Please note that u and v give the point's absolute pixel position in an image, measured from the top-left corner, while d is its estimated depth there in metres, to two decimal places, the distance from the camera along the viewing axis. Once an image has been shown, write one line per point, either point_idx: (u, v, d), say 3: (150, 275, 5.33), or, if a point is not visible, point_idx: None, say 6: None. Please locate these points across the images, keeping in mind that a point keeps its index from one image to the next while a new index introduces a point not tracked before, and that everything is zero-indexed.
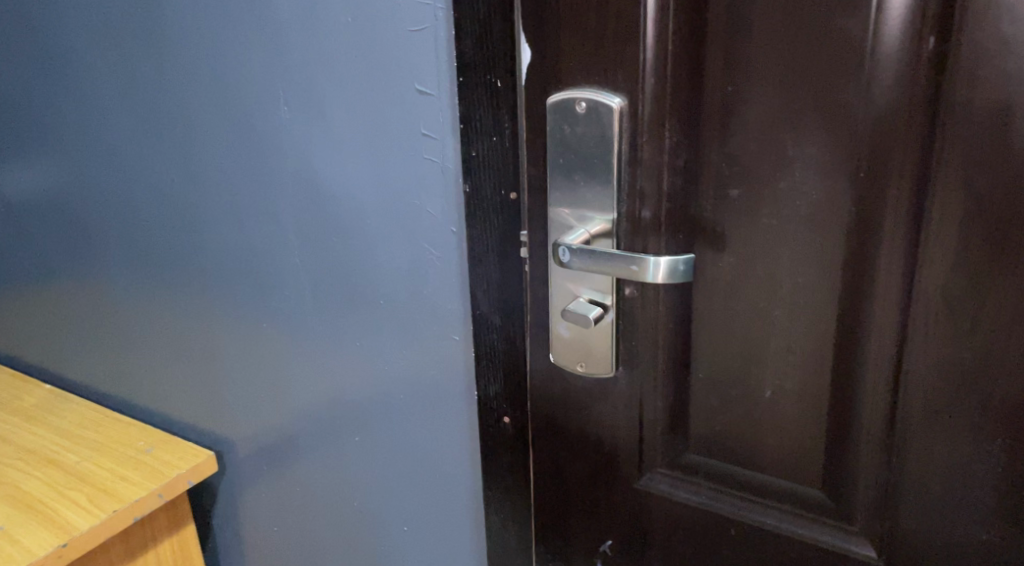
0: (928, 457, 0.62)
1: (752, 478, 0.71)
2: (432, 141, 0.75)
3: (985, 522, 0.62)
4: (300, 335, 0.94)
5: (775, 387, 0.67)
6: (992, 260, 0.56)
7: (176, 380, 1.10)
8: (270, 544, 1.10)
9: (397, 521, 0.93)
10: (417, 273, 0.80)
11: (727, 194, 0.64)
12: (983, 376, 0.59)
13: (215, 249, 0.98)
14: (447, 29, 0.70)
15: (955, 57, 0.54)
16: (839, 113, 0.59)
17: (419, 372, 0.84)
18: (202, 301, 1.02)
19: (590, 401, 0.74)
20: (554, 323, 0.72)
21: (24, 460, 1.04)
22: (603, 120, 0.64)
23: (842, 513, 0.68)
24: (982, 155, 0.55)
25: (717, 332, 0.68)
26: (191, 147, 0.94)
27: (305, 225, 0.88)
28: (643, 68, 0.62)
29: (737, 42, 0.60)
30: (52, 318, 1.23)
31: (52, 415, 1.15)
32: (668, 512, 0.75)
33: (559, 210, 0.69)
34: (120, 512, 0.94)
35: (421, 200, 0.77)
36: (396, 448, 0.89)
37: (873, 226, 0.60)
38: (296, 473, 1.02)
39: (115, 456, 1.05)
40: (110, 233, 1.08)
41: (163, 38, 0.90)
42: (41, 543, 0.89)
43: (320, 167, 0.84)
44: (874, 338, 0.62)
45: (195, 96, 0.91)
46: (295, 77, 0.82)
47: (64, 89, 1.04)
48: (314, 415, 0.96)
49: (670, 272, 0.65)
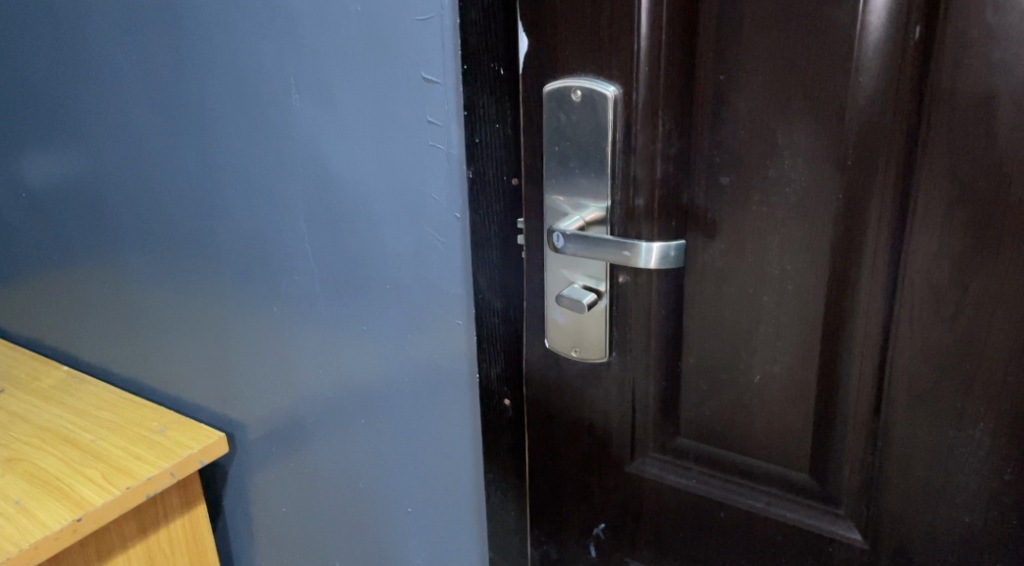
0: (913, 441, 0.63)
1: (742, 462, 0.72)
2: (437, 128, 0.76)
3: (968, 506, 0.63)
4: (308, 321, 0.96)
5: (765, 372, 0.68)
6: (976, 247, 0.57)
7: (189, 362, 1.13)
8: (279, 525, 1.12)
9: (401, 503, 0.95)
10: (422, 259, 0.82)
11: (718, 182, 0.65)
12: (966, 362, 0.60)
13: (228, 235, 1.00)
14: (452, 17, 0.71)
15: (940, 44, 0.55)
16: (829, 101, 0.59)
17: (424, 356, 0.86)
18: (214, 284, 1.04)
19: (584, 385, 0.76)
20: (550, 309, 0.74)
21: (42, 438, 1.07)
22: (598, 108, 0.65)
23: (830, 497, 0.69)
24: (965, 143, 0.56)
25: (707, 318, 0.69)
26: (203, 132, 0.96)
27: (314, 210, 0.89)
28: (637, 57, 0.63)
29: (729, 32, 0.61)
30: (71, 302, 1.26)
31: (69, 395, 1.19)
32: (660, 496, 0.76)
33: (555, 198, 0.70)
34: (133, 489, 0.97)
35: (426, 186, 0.79)
36: (400, 431, 0.91)
37: (861, 213, 0.61)
38: (303, 455, 1.04)
39: (129, 435, 1.08)
40: (125, 217, 1.11)
41: (177, 27, 0.93)
42: (57, 517, 0.92)
43: (328, 153, 0.86)
44: (861, 324, 0.63)
45: (210, 84, 0.93)
46: (304, 65, 0.83)
47: (82, 76, 1.06)
48: (322, 396, 0.98)
49: (662, 258, 0.66)
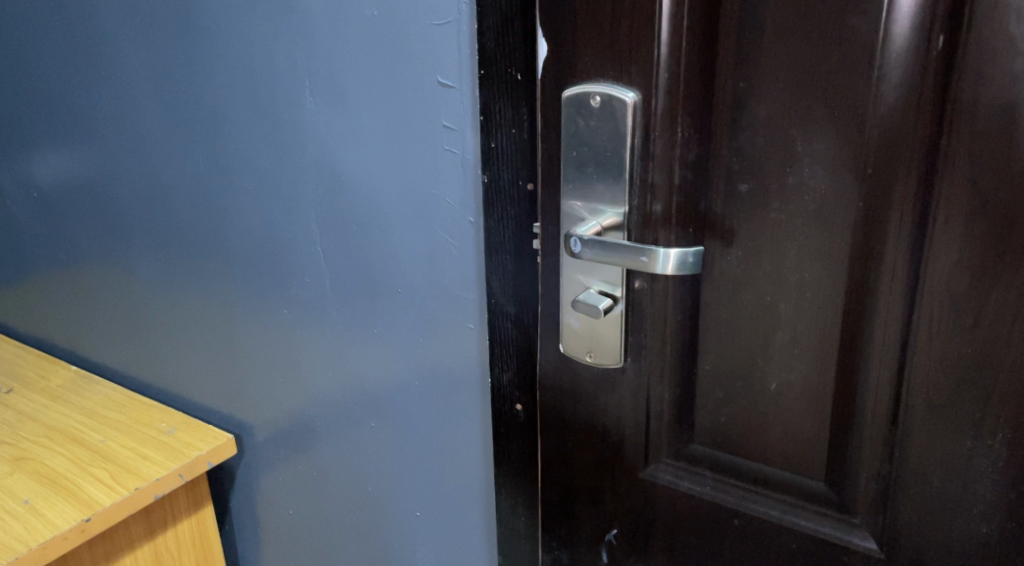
0: (930, 451, 0.63)
1: (756, 469, 0.72)
2: (453, 133, 0.76)
3: (985, 516, 0.63)
4: (320, 323, 0.96)
5: (781, 380, 0.68)
6: (997, 257, 0.57)
7: (197, 363, 1.13)
8: (287, 527, 1.12)
9: (409, 507, 0.95)
10: (434, 263, 0.82)
11: (736, 189, 0.65)
12: (984, 372, 0.60)
13: (239, 237, 1.00)
14: (469, 22, 0.71)
15: (962, 54, 0.55)
16: (849, 109, 0.59)
17: (436, 360, 0.86)
18: (224, 285, 1.05)
19: (597, 391, 0.76)
20: (565, 314, 0.74)
21: (51, 437, 1.07)
22: (617, 114, 0.65)
23: (845, 506, 0.69)
24: (987, 153, 0.56)
25: (723, 325, 0.69)
26: (215, 134, 0.97)
27: (327, 213, 0.90)
28: (656, 63, 0.63)
29: (750, 40, 0.61)
30: (80, 301, 1.26)
31: (76, 395, 1.19)
32: (673, 502, 0.76)
33: (572, 203, 0.70)
34: (141, 490, 0.97)
35: (439, 190, 0.79)
36: (409, 434, 0.91)
37: (881, 221, 0.61)
38: (312, 457, 1.04)
39: (138, 436, 1.08)
40: (136, 218, 1.11)
41: (192, 29, 0.93)
42: (65, 517, 0.92)
43: (341, 157, 0.86)
44: (879, 333, 0.63)
45: (223, 86, 0.93)
46: (319, 68, 0.84)
47: (96, 76, 1.07)
48: (331, 398, 0.98)
49: (680, 264, 0.66)
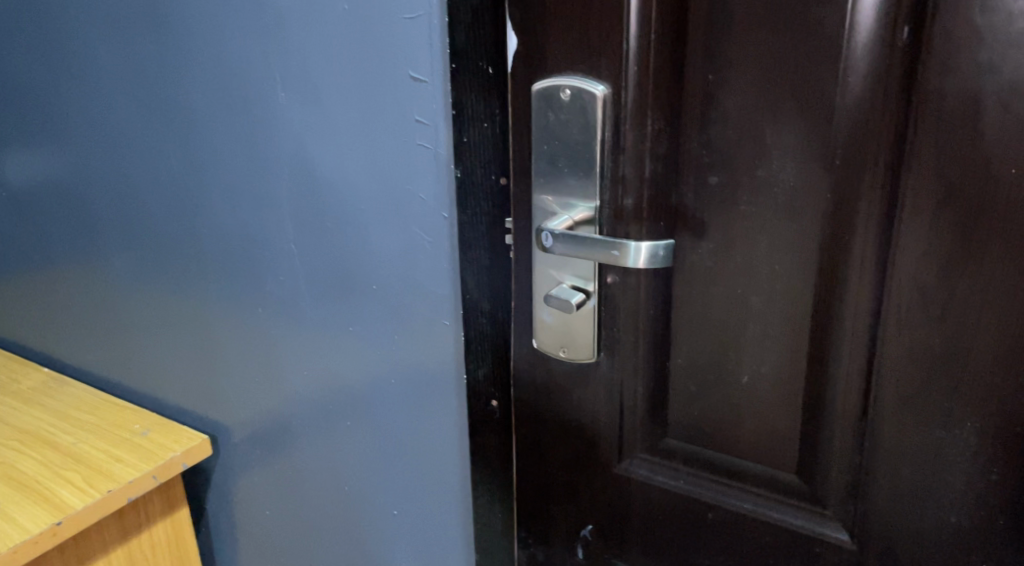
0: (900, 441, 0.64)
1: (730, 463, 0.72)
2: (425, 127, 0.75)
3: (955, 506, 0.63)
4: (294, 321, 0.95)
5: (753, 373, 0.68)
6: (964, 247, 0.57)
7: (172, 364, 1.12)
8: (263, 528, 1.11)
9: (386, 505, 0.94)
10: (408, 260, 0.81)
11: (707, 182, 0.65)
12: (952, 363, 0.60)
13: (213, 236, 0.99)
14: (440, 15, 0.70)
15: (929, 45, 0.55)
16: (818, 100, 0.59)
17: (410, 358, 0.85)
18: (198, 284, 1.03)
19: (571, 386, 0.76)
20: (537, 309, 0.73)
21: (22, 441, 1.05)
22: (587, 107, 0.65)
23: (818, 498, 0.69)
24: (953, 144, 0.56)
25: (695, 318, 0.69)
26: (188, 131, 0.95)
27: (301, 210, 0.89)
28: (626, 56, 0.63)
29: (719, 32, 0.61)
30: (52, 302, 1.24)
31: (48, 398, 1.17)
32: (648, 496, 0.76)
33: (543, 198, 0.70)
34: (114, 493, 0.96)
35: (413, 185, 0.78)
36: (385, 432, 0.91)
37: (849, 213, 0.61)
38: (288, 457, 1.03)
39: (111, 439, 1.07)
40: (108, 217, 1.10)
41: (163, 27, 0.92)
42: (36, 521, 0.91)
43: (314, 153, 0.85)
44: (848, 325, 0.63)
45: (195, 82, 0.92)
46: (290, 63, 0.83)
47: (65, 73, 1.05)
48: (306, 397, 0.97)
49: (651, 258, 0.65)
